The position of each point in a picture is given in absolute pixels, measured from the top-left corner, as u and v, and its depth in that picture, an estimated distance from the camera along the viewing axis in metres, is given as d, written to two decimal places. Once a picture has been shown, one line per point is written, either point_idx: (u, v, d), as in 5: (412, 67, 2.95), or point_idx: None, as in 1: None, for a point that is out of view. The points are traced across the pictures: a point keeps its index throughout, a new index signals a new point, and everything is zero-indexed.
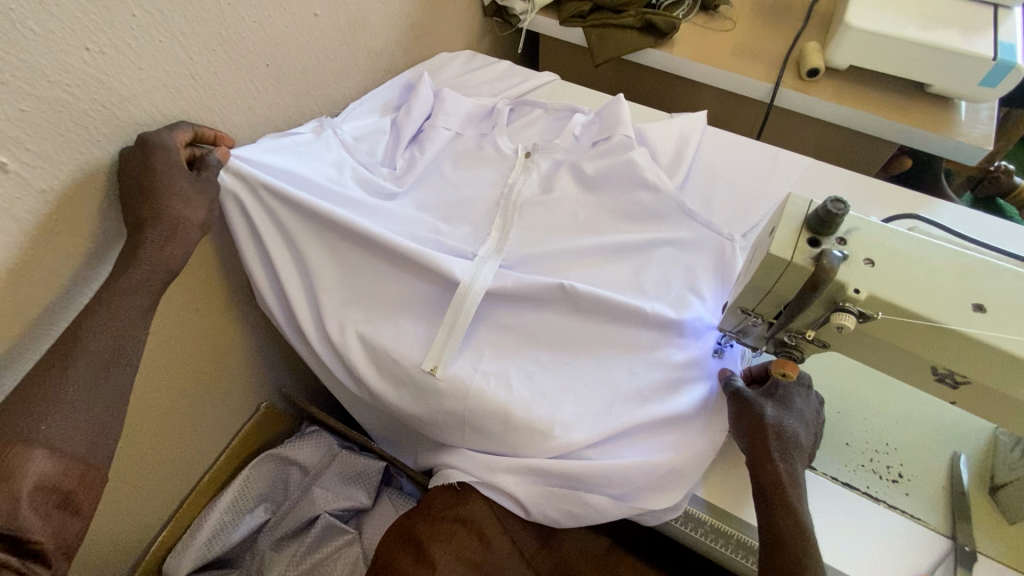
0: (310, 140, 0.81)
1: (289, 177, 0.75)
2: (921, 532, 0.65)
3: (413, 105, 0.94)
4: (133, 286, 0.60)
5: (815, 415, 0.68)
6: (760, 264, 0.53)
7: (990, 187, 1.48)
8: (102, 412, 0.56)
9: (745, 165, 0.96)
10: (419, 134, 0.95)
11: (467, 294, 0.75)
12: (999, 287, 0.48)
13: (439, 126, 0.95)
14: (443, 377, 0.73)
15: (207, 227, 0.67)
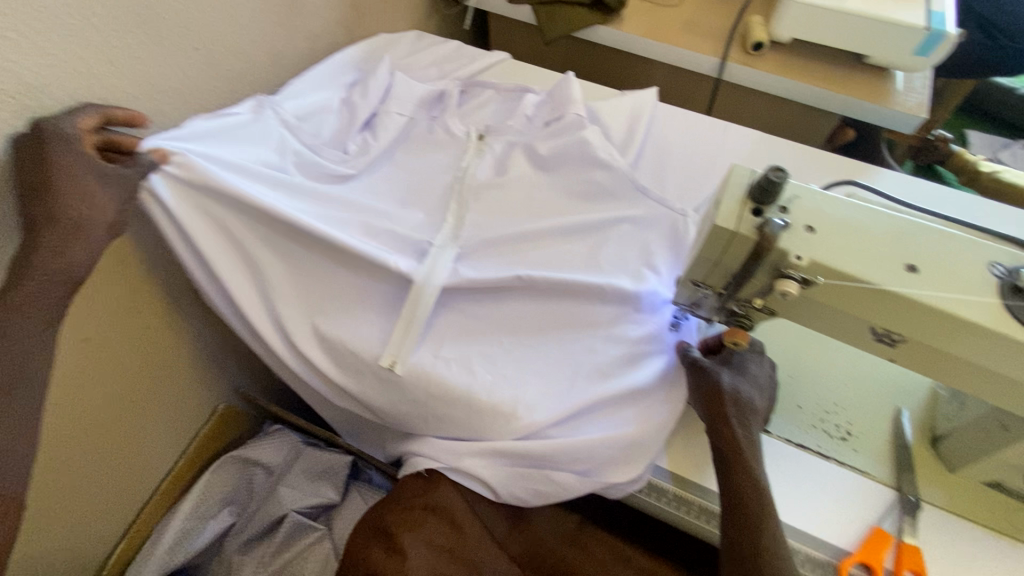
0: (252, 121, 0.75)
1: (223, 164, 0.70)
2: (868, 485, 0.68)
3: (369, 86, 0.91)
4: (24, 300, 0.54)
5: (769, 380, 0.70)
6: (706, 236, 0.54)
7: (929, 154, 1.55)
8: (10, 441, 0.55)
9: (694, 140, 0.97)
10: (373, 119, 0.92)
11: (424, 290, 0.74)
12: (929, 248, 0.50)
13: (393, 111, 0.91)
14: (403, 371, 0.72)
15: (119, 226, 0.60)
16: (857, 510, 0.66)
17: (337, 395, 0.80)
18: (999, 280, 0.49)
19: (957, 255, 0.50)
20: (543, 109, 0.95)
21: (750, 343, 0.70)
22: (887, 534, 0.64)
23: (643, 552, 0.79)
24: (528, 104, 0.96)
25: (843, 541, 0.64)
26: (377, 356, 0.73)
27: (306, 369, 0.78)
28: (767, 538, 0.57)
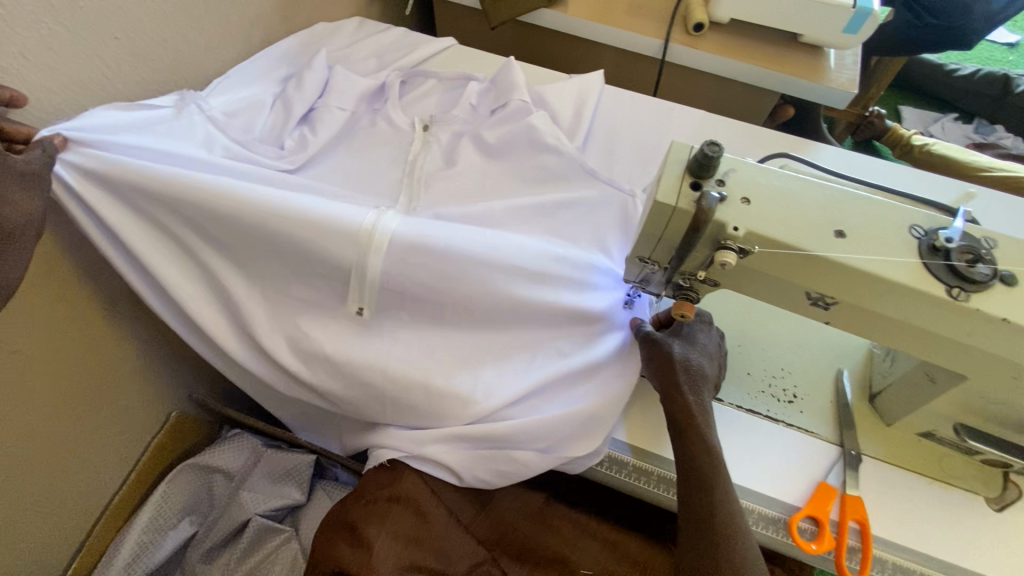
0: (174, 116, 0.73)
1: (149, 154, 0.68)
2: (812, 443, 0.72)
3: (305, 77, 0.89)
4: None
5: (719, 349, 0.72)
6: (649, 212, 0.55)
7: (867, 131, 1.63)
8: None
9: (640, 121, 0.99)
10: (311, 114, 0.89)
11: (374, 235, 0.67)
12: (855, 214, 0.53)
13: (331, 105, 0.89)
14: (371, 315, 0.73)
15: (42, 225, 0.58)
16: (804, 468, 0.70)
17: (295, 393, 0.78)
18: (919, 240, 0.52)
19: (880, 220, 0.53)
20: (488, 96, 0.95)
21: (698, 314, 0.72)
22: (832, 487, 0.68)
23: (608, 523, 0.82)
24: (472, 92, 0.95)
25: (790, 497, 0.68)
26: (333, 351, 0.72)
27: (263, 366, 0.77)
28: (720, 496, 0.59)
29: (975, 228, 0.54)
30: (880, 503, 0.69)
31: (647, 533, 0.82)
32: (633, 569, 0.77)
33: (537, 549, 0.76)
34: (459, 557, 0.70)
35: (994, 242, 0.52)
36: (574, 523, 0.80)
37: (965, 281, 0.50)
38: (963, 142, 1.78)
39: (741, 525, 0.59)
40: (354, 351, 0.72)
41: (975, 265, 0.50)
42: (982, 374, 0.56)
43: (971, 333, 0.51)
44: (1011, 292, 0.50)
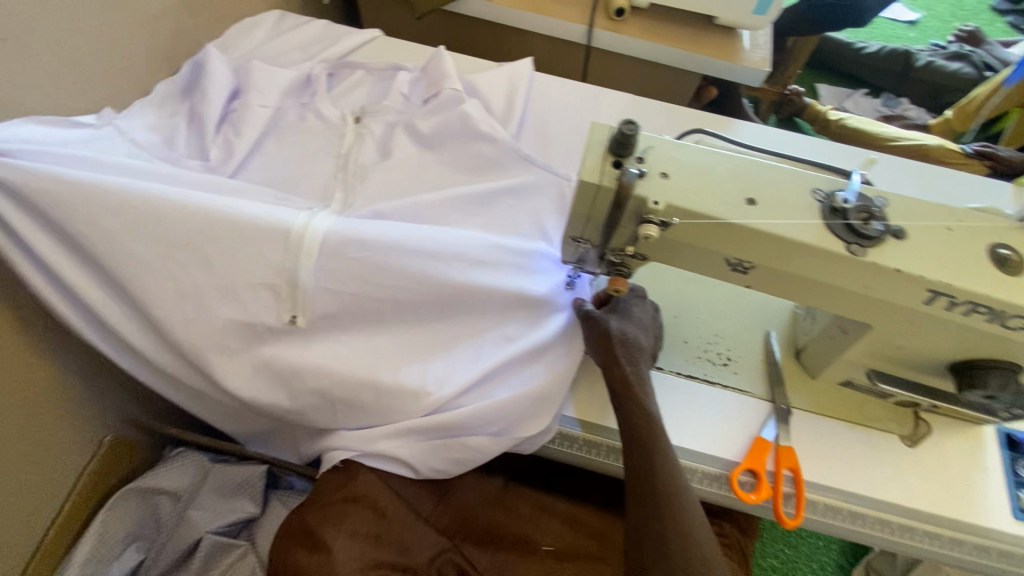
0: (98, 131, 0.73)
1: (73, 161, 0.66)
2: (746, 401, 0.77)
3: (210, 86, 0.84)
4: None
5: (654, 321, 0.76)
6: (575, 191, 0.57)
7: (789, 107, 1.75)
8: None
9: (571, 107, 1.01)
10: (230, 116, 0.85)
11: (305, 239, 0.67)
12: (763, 182, 0.57)
13: (254, 104, 0.86)
14: (305, 321, 0.70)
15: None
16: (739, 425, 0.75)
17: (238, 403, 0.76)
18: (820, 203, 0.56)
19: (786, 186, 0.57)
20: (420, 87, 0.95)
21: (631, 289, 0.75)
22: (767, 441, 0.72)
23: (565, 499, 0.85)
24: (405, 81, 0.95)
25: (729, 453, 0.72)
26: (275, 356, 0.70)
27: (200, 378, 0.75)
28: (660, 458, 0.62)
29: (868, 189, 0.59)
30: (809, 451, 0.75)
31: (602, 505, 0.85)
32: (592, 539, 0.80)
33: (497, 532, 0.77)
34: (420, 548, 0.70)
35: (885, 200, 0.57)
36: (533, 502, 0.82)
37: (860, 237, 0.54)
38: (873, 115, 1.91)
39: (681, 482, 0.62)
40: (298, 355, 0.71)
41: (869, 223, 0.55)
42: (885, 323, 0.61)
43: (869, 286, 0.56)
44: (901, 244, 0.55)
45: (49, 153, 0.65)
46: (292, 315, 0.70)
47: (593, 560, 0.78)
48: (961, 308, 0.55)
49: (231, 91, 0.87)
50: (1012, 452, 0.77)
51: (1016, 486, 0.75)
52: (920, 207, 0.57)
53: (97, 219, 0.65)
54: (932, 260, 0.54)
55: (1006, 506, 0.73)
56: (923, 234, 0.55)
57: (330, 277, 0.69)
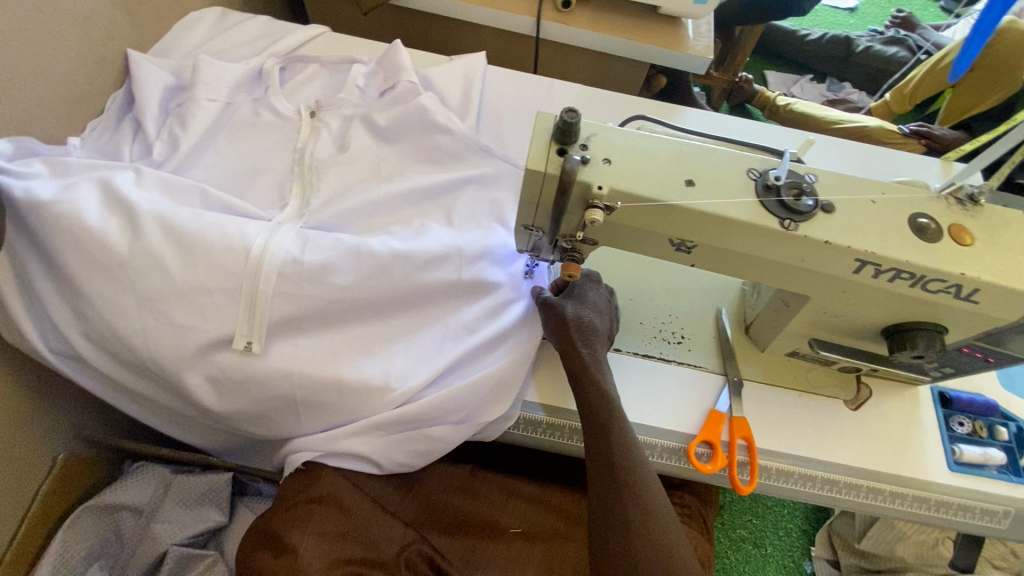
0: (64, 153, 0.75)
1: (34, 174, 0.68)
2: (700, 376, 0.81)
3: (150, 86, 0.83)
4: None
5: (610, 304, 0.78)
6: (523, 180, 0.58)
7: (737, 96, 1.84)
8: None
9: (525, 98, 1.02)
10: (176, 113, 0.84)
11: (264, 261, 0.68)
12: (701, 164, 0.59)
13: (200, 96, 0.84)
14: (261, 349, 0.70)
15: None
16: (693, 401, 0.79)
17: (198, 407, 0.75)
18: (755, 182, 0.59)
19: (724, 167, 0.59)
20: (374, 81, 0.94)
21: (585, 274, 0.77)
22: (721, 413, 0.77)
23: (532, 482, 0.87)
24: (359, 73, 0.93)
25: (687, 426, 0.77)
26: (232, 358, 0.69)
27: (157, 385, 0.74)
28: (617, 433, 0.64)
29: (800, 166, 0.62)
30: (760, 420, 0.79)
31: (568, 484, 0.87)
32: (559, 518, 0.82)
33: (465, 519, 0.79)
34: (387, 543, 0.71)
35: (815, 176, 0.61)
36: (499, 487, 0.84)
37: (792, 213, 0.57)
38: (819, 99, 2.01)
39: (638, 456, 0.64)
40: (257, 358, 0.70)
41: (800, 198, 0.58)
42: (820, 294, 0.65)
43: (803, 259, 0.60)
44: (830, 218, 0.58)
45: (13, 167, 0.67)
46: (248, 341, 0.70)
47: (560, 538, 0.80)
48: (887, 275, 0.59)
49: (174, 87, 0.86)
50: (946, 409, 0.83)
51: (951, 440, 0.81)
52: (847, 182, 0.61)
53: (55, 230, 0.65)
54: (859, 231, 0.58)
55: (941, 459, 0.79)
56: (849, 207, 0.59)
57: (285, 276, 0.69)
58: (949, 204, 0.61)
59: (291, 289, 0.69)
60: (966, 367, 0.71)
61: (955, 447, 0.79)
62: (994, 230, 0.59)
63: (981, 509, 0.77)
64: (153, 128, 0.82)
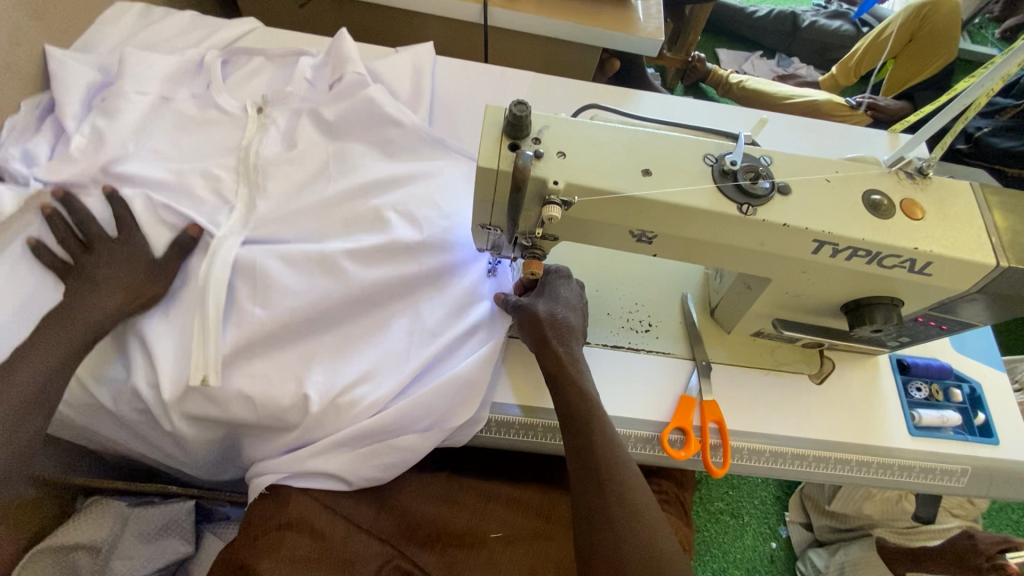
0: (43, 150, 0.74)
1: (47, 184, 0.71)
2: (669, 362, 0.82)
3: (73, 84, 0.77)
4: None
5: (582, 298, 0.76)
6: (476, 178, 0.56)
7: (691, 75, 1.85)
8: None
9: (476, 88, 0.99)
10: (101, 105, 0.77)
11: (214, 288, 0.68)
12: (657, 152, 0.58)
13: (126, 94, 0.77)
14: (219, 381, 0.67)
15: None
16: (663, 388, 0.79)
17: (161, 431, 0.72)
18: (711, 167, 0.58)
19: (679, 155, 0.58)
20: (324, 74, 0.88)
21: (554, 270, 0.75)
22: (691, 398, 0.77)
23: (508, 483, 0.85)
24: (309, 64, 0.87)
25: (658, 414, 0.77)
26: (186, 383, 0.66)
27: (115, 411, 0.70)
28: (598, 429, 0.64)
29: (755, 149, 0.62)
30: (729, 402, 0.80)
31: (543, 483, 0.87)
32: (538, 517, 0.81)
33: (444, 528, 0.76)
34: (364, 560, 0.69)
35: (770, 158, 0.60)
36: (474, 490, 0.82)
37: (749, 197, 0.57)
38: (769, 75, 2.04)
39: (620, 450, 0.64)
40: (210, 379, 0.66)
41: (756, 181, 0.57)
42: (781, 276, 0.65)
43: (763, 242, 0.59)
44: (786, 200, 0.58)
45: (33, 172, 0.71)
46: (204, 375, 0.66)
47: (540, 538, 0.79)
48: (844, 254, 0.59)
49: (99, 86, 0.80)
50: (904, 376, 0.85)
51: (910, 406, 0.83)
52: (801, 162, 0.61)
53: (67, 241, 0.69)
54: (815, 211, 0.58)
55: (902, 425, 0.81)
56: (805, 188, 0.59)
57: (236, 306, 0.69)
58: (899, 179, 0.61)
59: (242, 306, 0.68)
60: (921, 335, 0.73)
61: (914, 412, 0.82)
62: (942, 202, 0.60)
63: (941, 470, 0.80)
64: (78, 126, 0.76)
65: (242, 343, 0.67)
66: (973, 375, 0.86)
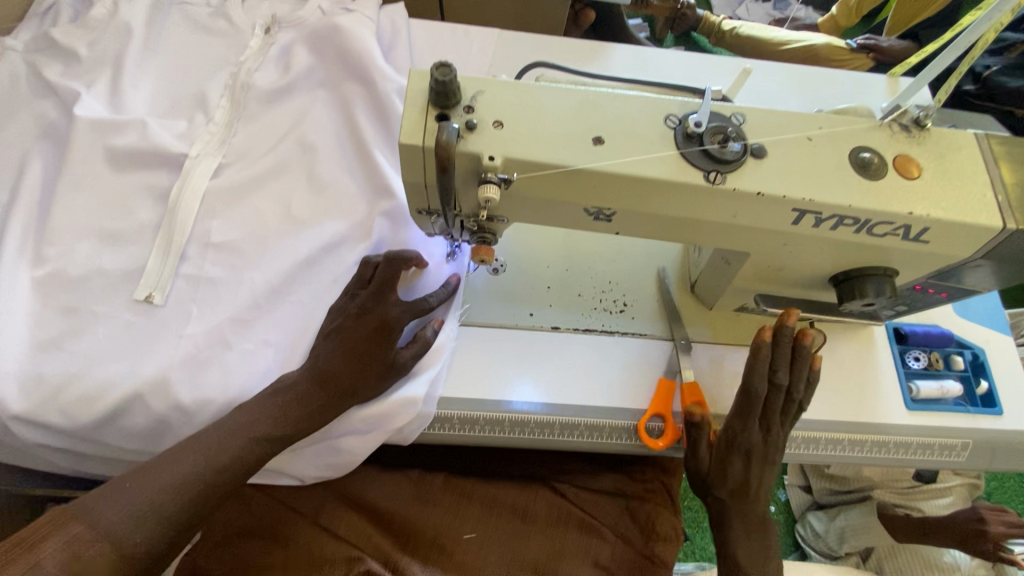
0: (39, 40, 0.82)
1: (43, 72, 0.79)
2: (647, 343, 0.76)
3: None
4: (198, 438, 0.62)
5: (774, 441, 0.66)
6: (401, 157, 0.49)
7: (681, 23, 1.70)
8: (143, 514, 0.56)
9: (433, 55, 0.92)
10: None
11: (173, 233, 0.73)
12: (610, 115, 0.51)
13: (119, 29, 0.82)
14: (162, 301, 0.71)
15: None
16: (640, 371, 0.74)
17: (112, 438, 0.69)
18: (674, 130, 0.51)
19: (637, 118, 0.51)
20: (338, 4, 0.89)
21: (762, 461, 0.67)
22: (670, 381, 0.72)
23: (485, 482, 0.80)
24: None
25: (633, 402, 0.72)
26: (131, 299, 0.71)
27: (57, 419, 0.66)
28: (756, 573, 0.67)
29: (725, 105, 0.54)
30: (712, 381, 0.74)
31: (524, 478, 0.81)
32: (514, 519, 0.76)
33: (416, 532, 0.73)
34: (333, 561, 0.69)
35: (743, 116, 0.53)
36: (450, 490, 0.78)
37: (719, 163, 0.49)
38: (765, 20, 1.90)
39: (773, 567, 0.69)
40: (157, 308, 0.71)
41: (726, 144, 0.50)
42: (760, 250, 0.58)
43: (736, 215, 0.52)
44: (761, 163, 0.50)
45: (39, 67, 0.80)
46: (149, 294, 0.71)
47: (519, 542, 0.74)
48: (829, 223, 0.52)
49: None
50: (901, 345, 0.80)
51: (908, 377, 0.78)
52: (778, 118, 0.53)
53: (69, 143, 0.76)
54: (794, 176, 0.50)
55: (899, 398, 0.76)
56: (782, 149, 0.51)
57: (189, 259, 0.73)
58: (893, 132, 0.54)
59: (192, 296, 0.72)
60: (919, 303, 0.66)
61: (911, 384, 0.76)
62: (943, 156, 0.52)
63: (941, 445, 0.74)
64: None
65: (188, 330, 0.70)
66: (976, 340, 0.80)
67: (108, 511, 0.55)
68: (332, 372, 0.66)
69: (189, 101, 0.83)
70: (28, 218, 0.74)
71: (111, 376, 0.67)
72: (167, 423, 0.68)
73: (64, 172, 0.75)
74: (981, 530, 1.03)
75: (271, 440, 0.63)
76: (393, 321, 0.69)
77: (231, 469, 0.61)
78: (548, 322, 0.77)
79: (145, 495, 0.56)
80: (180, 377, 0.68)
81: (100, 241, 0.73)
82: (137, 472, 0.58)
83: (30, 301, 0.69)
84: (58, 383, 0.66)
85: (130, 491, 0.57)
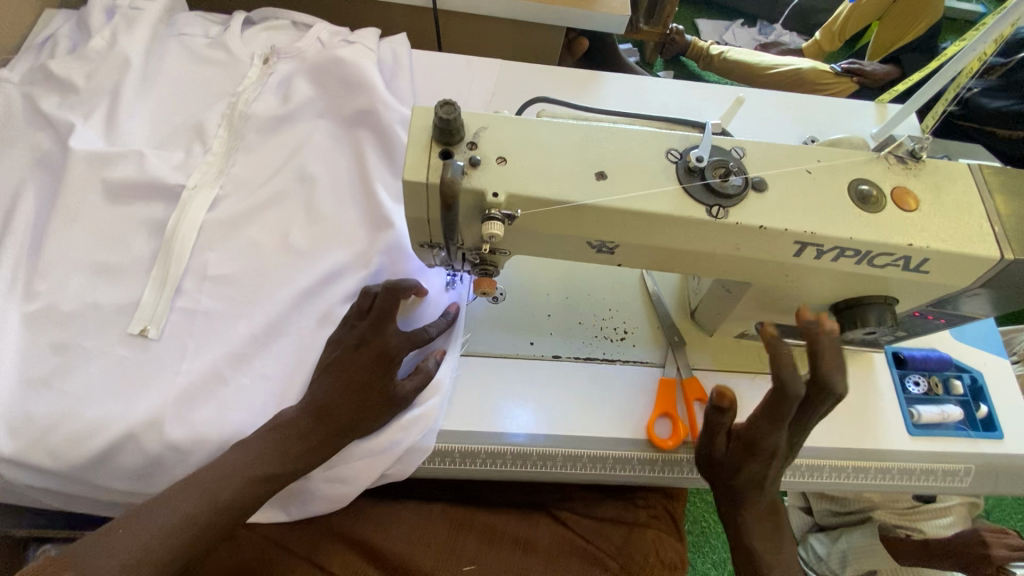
0: (34, 72, 0.82)
1: (41, 104, 0.79)
2: (649, 371, 0.76)
3: None
4: (191, 479, 0.59)
5: (799, 442, 0.60)
6: (405, 193, 0.49)
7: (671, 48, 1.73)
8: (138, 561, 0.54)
9: (430, 84, 0.93)
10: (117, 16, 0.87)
11: (168, 266, 0.72)
12: (612, 150, 0.51)
13: (117, 61, 0.83)
14: (158, 335, 0.69)
15: None
16: (642, 392, 0.74)
17: (103, 477, 0.67)
18: (675, 164, 0.51)
19: (639, 153, 0.51)
20: (338, 36, 0.90)
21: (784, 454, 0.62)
22: (671, 378, 0.74)
23: (485, 509, 0.79)
24: (325, 26, 0.91)
25: (636, 431, 0.71)
26: (125, 333, 0.69)
27: (48, 459, 0.64)
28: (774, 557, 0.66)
29: (724, 139, 0.55)
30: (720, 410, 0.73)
31: (524, 507, 0.80)
32: (515, 548, 0.75)
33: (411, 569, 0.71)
34: None
35: (742, 150, 0.53)
36: (450, 519, 0.77)
37: (720, 197, 0.50)
38: (752, 45, 1.93)
39: (786, 553, 0.67)
40: (152, 342, 0.69)
41: (727, 178, 0.50)
42: (761, 280, 0.58)
43: (739, 247, 0.53)
44: (763, 197, 0.51)
45: (36, 99, 0.79)
46: (144, 328, 0.70)
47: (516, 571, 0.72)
48: (830, 255, 0.52)
49: None
50: (901, 370, 0.80)
51: (908, 402, 0.78)
52: (778, 151, 0.54)
53: (65, 174, 0.75)
54: (796, 208, 0.51)
55: (902, 423, 0.76)
56: (783, 182, 0.52)
57: (184, 292, 0.72)
58: (890, 164, 0.54)
59: (188, 330, 0.71)
60: (920, 328, 0.67)
61: (912, 409, 0.76)
62: (940, 187, 0.53)
63: (944, 471, 0.73)
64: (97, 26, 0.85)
65: (183, 368, 0.68)
66: (973, 364, 0.81)
67: (100, 562, 0.53)
68: (333, 407, 0.64)
69: (186, 130, 0.83)
70: (20, 251, 0.73)
71: (103, 413, 0.65)
72: (161, 460, 0.66)
73: (59, 205, 0.74)
74: (985, 554, 1.01)
75: (266, 480, 0.61)
76: (392, 351, 0.68)
77: (226, 513, 0.58)
78: (549, 351, 0.77)
79: (136, 543, 0.54)
80: (173, 415, 0.66)
81: (94, 274, 0.72)
82: (130, 517, 0.56)
83: (21, 338, 0.68)
84: (49, 423, 0.64)
85: (123, 539, 0.54)
